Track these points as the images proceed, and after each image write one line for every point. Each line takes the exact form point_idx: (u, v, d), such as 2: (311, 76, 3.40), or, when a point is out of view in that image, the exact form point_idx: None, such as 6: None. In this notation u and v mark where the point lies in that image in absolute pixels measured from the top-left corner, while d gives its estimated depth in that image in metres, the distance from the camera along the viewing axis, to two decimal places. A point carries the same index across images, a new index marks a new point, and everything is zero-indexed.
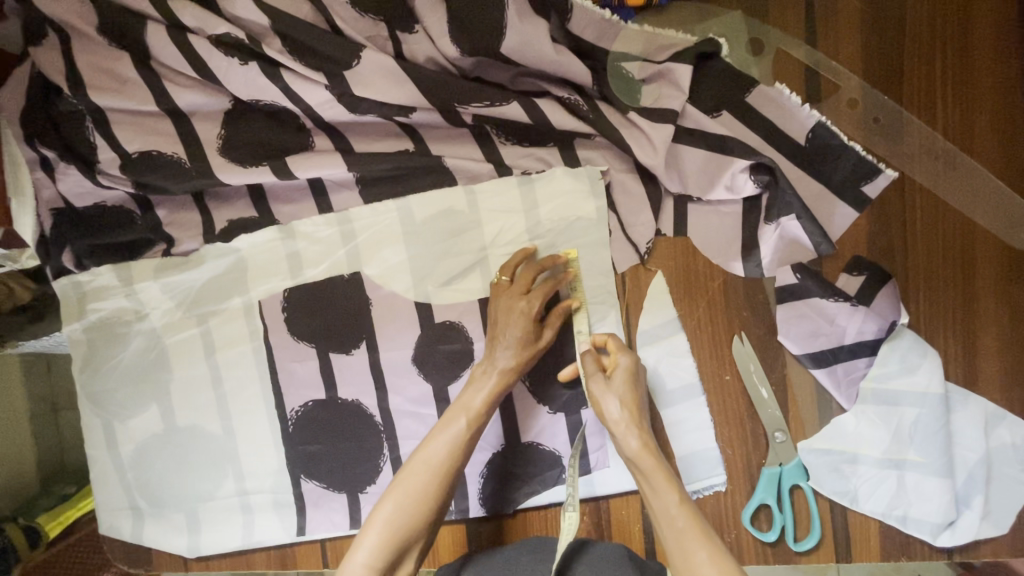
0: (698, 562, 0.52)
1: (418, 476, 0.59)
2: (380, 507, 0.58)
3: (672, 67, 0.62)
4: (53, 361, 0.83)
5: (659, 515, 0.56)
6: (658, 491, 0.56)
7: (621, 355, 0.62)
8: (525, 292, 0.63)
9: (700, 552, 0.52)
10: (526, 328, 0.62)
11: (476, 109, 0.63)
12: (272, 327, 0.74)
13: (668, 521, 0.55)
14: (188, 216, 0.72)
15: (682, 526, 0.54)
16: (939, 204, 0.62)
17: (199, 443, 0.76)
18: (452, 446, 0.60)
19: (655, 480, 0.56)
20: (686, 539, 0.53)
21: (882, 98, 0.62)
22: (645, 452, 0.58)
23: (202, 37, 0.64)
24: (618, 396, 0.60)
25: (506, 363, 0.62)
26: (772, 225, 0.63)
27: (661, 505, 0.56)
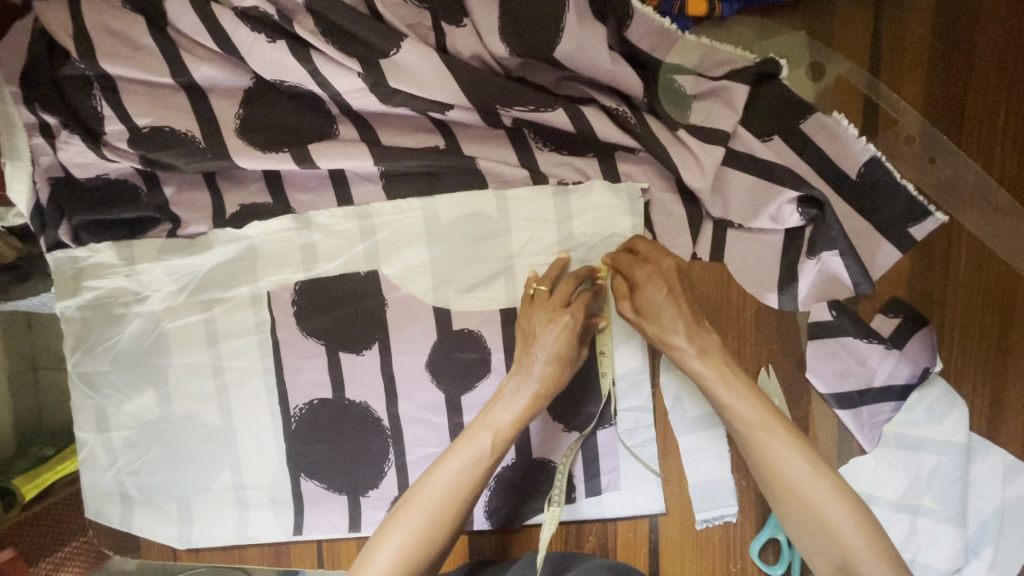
0: (777, 455, 0.56)
1: (432, 502, 0.59)
2: (392, 529, 0.58)
3: (727, 86, 0.59)
4: (34, 318, 0.78)
5: (729, 412, 0.58)
6: (720, 388, 0.58)
7: (661, 259, 0.60)
8: (567, 302, 0.61)
9: (779, 442, 0.56)
10: (569, 341, 0.61)
11: (518, 113, 0.59)
12: (280, 320, 0.70)
13: (738, 417, 0.58)
14: (197, 197, 0.68)
15: (754, 420, 0.57)
16: (986, 253, 0.61)
17: (195, 434, 0.73)
18: (479, 466, 0.60)
19: (715, 380, 0.59)
20: (760, 431, 0.57)
21: (940, 137, 0.59)
22: (702, 356, 0.59)
23: (228, 9, 0.59)
24: (665, 297, 0.59)
25: (542, 377, 0.61)
26: (814, 260, 0.60)
27: (729, 402, 0.58)
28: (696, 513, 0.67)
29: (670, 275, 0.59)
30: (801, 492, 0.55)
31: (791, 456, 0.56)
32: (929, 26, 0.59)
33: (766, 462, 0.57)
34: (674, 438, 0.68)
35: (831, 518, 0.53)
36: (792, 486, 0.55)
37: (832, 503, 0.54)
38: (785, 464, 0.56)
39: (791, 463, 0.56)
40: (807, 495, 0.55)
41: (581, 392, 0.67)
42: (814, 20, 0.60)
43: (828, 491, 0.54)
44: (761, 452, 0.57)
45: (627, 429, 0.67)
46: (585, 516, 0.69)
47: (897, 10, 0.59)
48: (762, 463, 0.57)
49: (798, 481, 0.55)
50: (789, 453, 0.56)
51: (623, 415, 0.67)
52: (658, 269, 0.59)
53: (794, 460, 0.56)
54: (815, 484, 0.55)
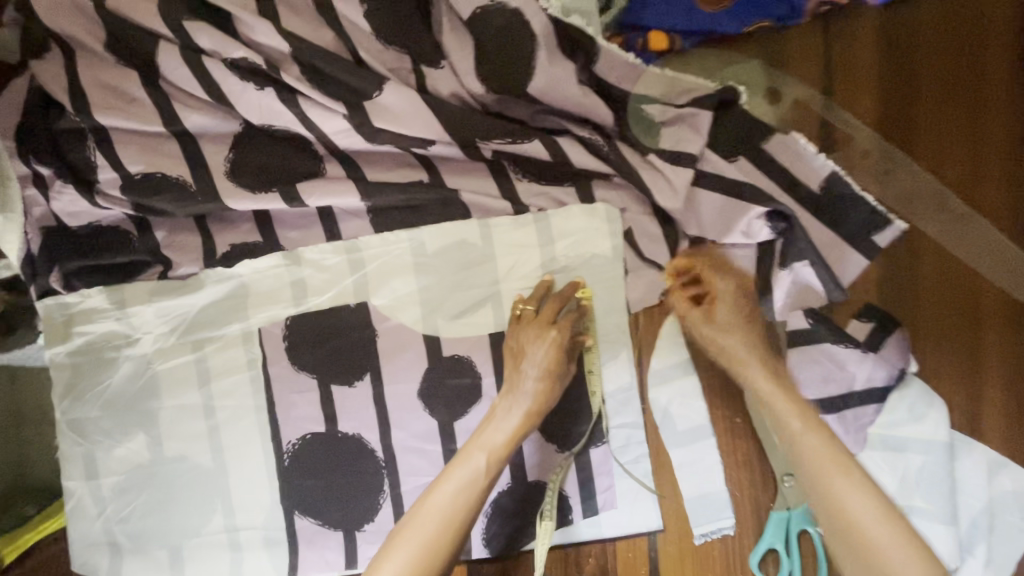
0: (843, 489, 0.56)
1: (431, 524, 0.58)
2: (390, 552, 0.58)
3: (695, 113, 0.62)
4: (19, 371, 0.77)
5: (794, 446, 0.59)
6: (792, 424, 0.59)
7: (722, 275, 0.64)
8: (554, 320, 0.64)
9: (845, 482, 0.56)
10: (558, 356, 0.63)
11: (497, 145, 0.62)
12: (272, 356, 0.71)
13: (808, 456, 0.58)
14: (188, 240, 0.70)
15: (821, 456, 0.58)
16: (948, 258, 0.63)
17: (187, 476, 0.73)
18: (472, 489, 0.60)
19: (777, 399, 0.61)
20: (829, 469, 0.57)
21: (894, 151, 0.63)
22: (760, 365, 0.62)
23: (217, 59, 0.61)
24: (726, 313, 0.63)
25: (534, 394, 0.62)
26: (786, 271, 0.64)
27: (801, 438, 0.59)
28: (692, 528, 0.67)
29: (742, 291, 0.63)
30: (861, 525, 0.55)
31: (859, 498, 0.56)
32: (875, 52, 0.63)
33: (830, 498, 0.56)
34: (668, 453, 0.68)
35: (891, 552, 0.53)
36: (858, 529, 0.55)
37: (894, 545, 0.54)
38: (851, 501, 0.56)
39: (854, 496, 0.56)
40: (868, 534, 0.54)
41: (573, 411, 0.68)
42: (768, 50, 0.64)
43: (890, 531, 0.54)
44: (826, 490, 0.57)
45: (619, 447, 0.68)
46: (584, 537, 0.69)
47: (844, 39, 0.64)
48: (823, 497, 0.57)
49: (863, 517, 0.55)
50: (856, 494, 0.56)
51: (615, 432, 0.68)
52: (727, 287, 0.63)
53: (861, 503, 0.56)
54: (874, 519, 0.55)
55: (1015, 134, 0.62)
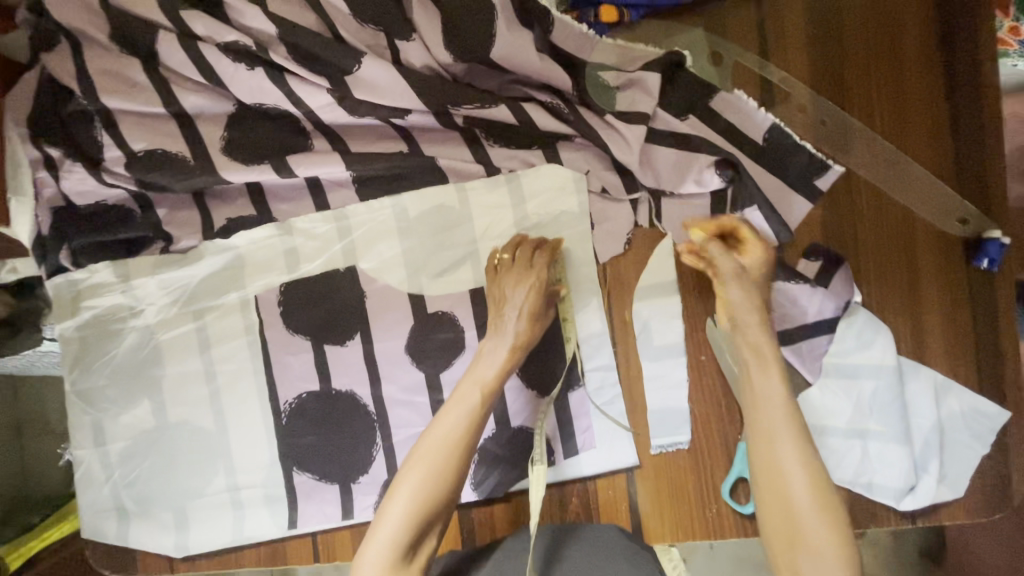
0: (785, 456, 0.57)
1: (438, 451, 0.62)
2: (403, 476, 0.61)
3: (644, 76, 0.68)
4: (22, 384, 0.91)
5: (755, 403, 0.60)
6: (755, 378, 0.60)
7: (754, 245, 0.64)
8: (530, 266, 0.68)
9: (788, 450, 0.57)
10: (536, 299, 0.67)
11: (468, 110, 0.69)
12: (268, 321, 0.76)
13: (761, 418, 0.59)
14: (188, 217, 0.75)
15: (775, 422, 0.58)
16: (883, 197, 0.70)
17: (190, 440, 0.77)
18: (463, 431, 0.63)
19: (753, 363, 0.61)
20: (774, 434, 0.58)
21: (827, 103, 0.70)
22: (759, 329, 0.61)
23: (211, 44, 0.68)
24: (741, 281, 0.62)
25: (518, 333, 0.67)
26: (738, 215, 0.69)
27: (761, 397, 0.59)
28: (651, 440, 0.72)
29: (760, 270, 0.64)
30: (790, 500, 0.55)
31: (796, 467, 0.56)
32: (804, 17, 0.70)
33: (767, 461, 0.57)
34: (641, 394, 0.73)
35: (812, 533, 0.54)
36: (783, 493, 0.56)
37: (812, 517, 0.54)
38: (787, 469, 0.56)
39: (791, 463, 0.56)
40: (792, 502, 0.55)
41: (550, 357, 0.73)
42: (709, 20, 0.71)
43: (812, 505, 0.55)
44: (766, 451, 0.58)
45: (594, 389, 0.73)
46: (566, 477, 0.73)
47: (776, 7, 0.71)
48: (763, 459, 0.58)
49: (794, 485, 0.56)
50: (794, 461, 0.56)
51: (590, 375, 0.73)
52: (750, 262, 0.64)
53: (798, 472, 0.56)
54: (806, 500, 0.55)
55: (934, 83, 0.69)
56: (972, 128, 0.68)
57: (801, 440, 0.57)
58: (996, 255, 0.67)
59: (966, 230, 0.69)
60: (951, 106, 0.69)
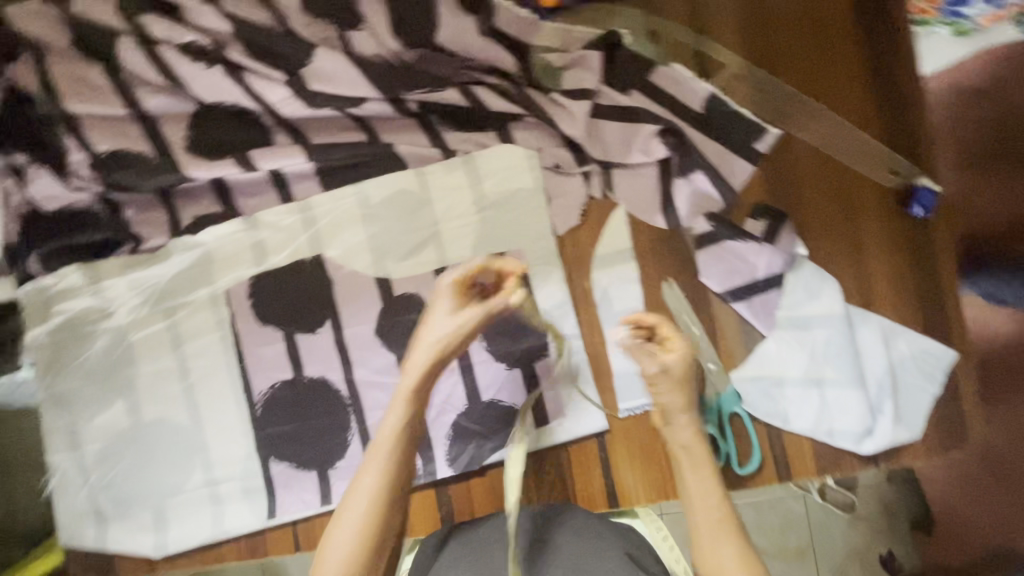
0: (724, 557, 0.59)
1: (381, 450, 0.59)
2: (360, 476, 0.59)
3: (585, 54, 0.73)
4: None
5: (690, 494, 0.62)
6: (690, 476, 0.63)
7: (675, 342, 0.64)
8: (463, 282, 0.61)
9: (725, 547, 0.59)
10: (462, 302, 0.61)
11: (420, 95, 0.73)
12: (238, 314, 0.78)
13: (699, 507, 0.62)
14: (155, 216, 0.77)
15: (710, 518, 0.60)
16: (819, 156, 0.74)
17: (165, 437, 0.78)
18: (388, 462, 0.59)
19: (688, 466, 0.63)
20: (711, 526, 0.60)
21: (759, 71, 0.74)
22: (694, 437, 0.64)
23: (170, 46, 0.71)
24: (671, 376, 0.64)
25: (444, 342, 0.59)
26: (684, 179, 0.73)
27: (689, 484, 0.63)
28: (619, 403, 0.74)
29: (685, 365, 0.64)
30: (692, 514, 0.62)
31: (729, 556, 0.59)
32: None
33: (704, 556, 0.60)
34: (606, 359, 0.75)
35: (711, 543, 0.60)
36: (714, 571, 0.59)
37: None
38: (722, 559, 0.59)
39: (729, 559, 0.59)
40: None
41: (515, 329, 0.75)
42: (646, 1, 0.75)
43: None
44: (701, 548, 0.60)
45: (561, 359, 0.75)
46: (539, 446, 0.75)
47: None
48: (704, 557, 0.60)
49: (728, 570, 0.58)
50: (726, 550, 0.59)
51: (556, 345, 0.75)
52: (677, 357, 0.64)
53: (731, 560, 0.59)
54: (705, 513, 0.61)
55: (857, 47, 0.74)
56: (892, 86, 0.73)
57: (701, 463, 0.63)
58: (928, 202, 0.71)
59: (897, 182, 0.73)
60: (873, 67, 0.73)
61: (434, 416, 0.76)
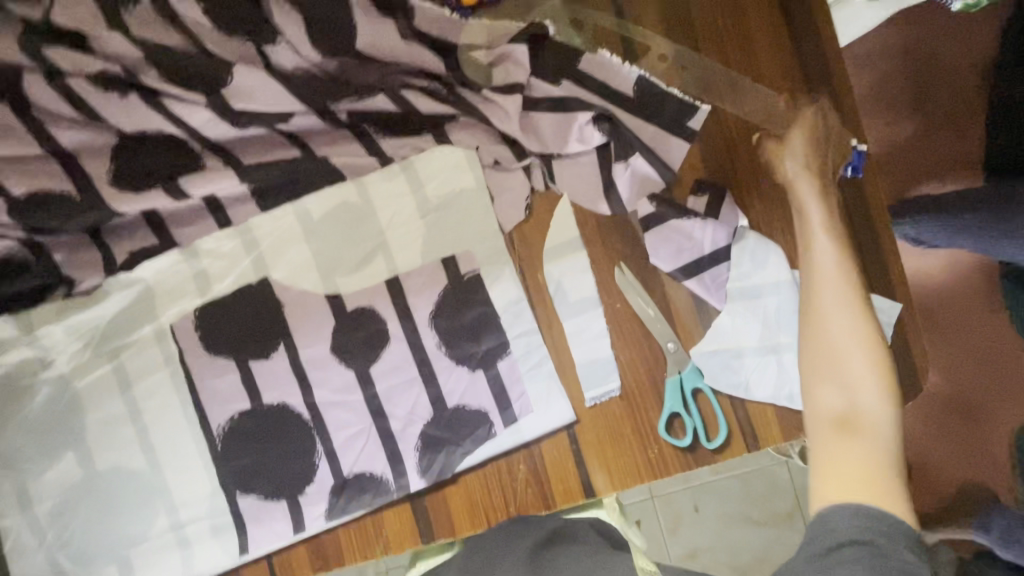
0: (840, 323, 0.60)
1: None
2: None
3: (512, 49, 0.72)
4: None
5: (829, 267, 0.65)
6: (814, 242, 0.67)
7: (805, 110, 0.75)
8: None
9: (841, 314, 0.61)
10: None
11: (348, 104, 0.71)
12: (186, 348, 0.75)
13: (824, 270, 0.65)
14: (87, 255, 0.74)
15: (837, 280, 0.63)
16: (751, 127, 0.75)
17: (123, 484, 0.74)
18: None
19: (817, 230, 0.67)
20: (835, 297, 0.62)
21: (683, 49, 0.75)
22: (803, 172, 0.70)
23: (80, 78, 0.68)
24: (799, 144, 0.72)
25: None
26: (624, 164, 0.73)
27: (820, 258, 0.66)
28: (584, 393, 0.74)
29: (812, 132, 0.74)
30: (833, 343, 0.60)
31: (851, 322, 0.60)
32: None
33: (819, 319, 0.62)
34: (567, 351, 0.75)
35: (856, 375, 0.58)
36: (831, 351, 0.60)
37: (864, 371, 0.58)
38: (836, 324, 0.61)
39: (845, 327, 0.60)
40: (846, 362, 0.59)
41: (474, 332, 0.74)
42: None
43: (867, 362, 0.58)
44: (816, 310, 0.62)
45: (522, 355, 0.75)
46: (510, 445, 0.74)
47: None
48: (814, 320, 0.62)
49: (842, 345, 0.59)
50: (844, 316, 0.61)
51: (516, 342, 0.75)
52: (802, 126, 0.74)
53: (849, 323, 0.60)
54: (852, 345, 0.59)
55: (775, 17, 0.75)
56: (811, 50, 0.75)
57: (857, 295, 0.62)
58: (857, 163, 0.74)
59: (829, 144, 0.74)
60: (791, 33, 0.75)
61: (401, 429, 0.74)
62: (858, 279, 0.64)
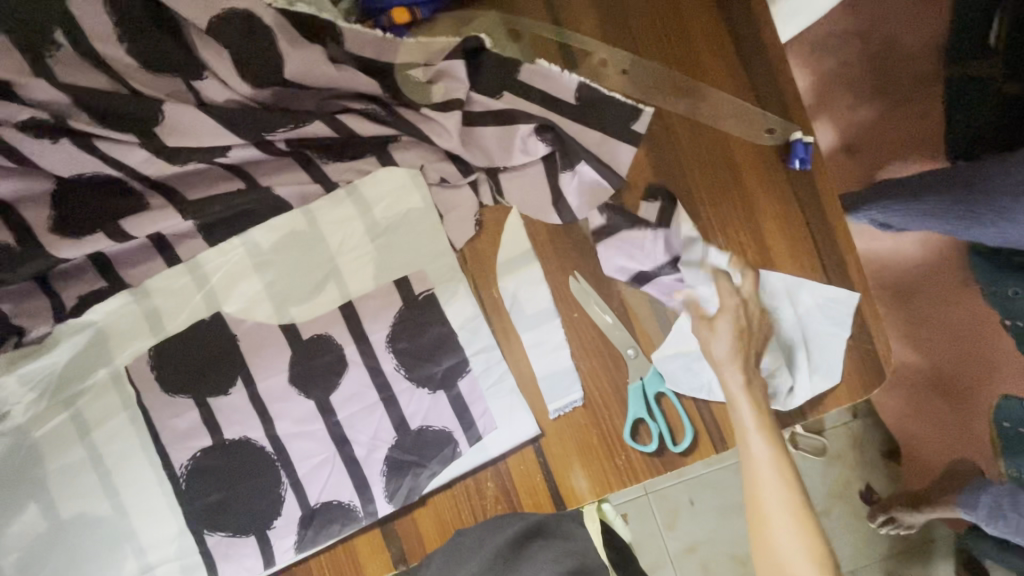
0: (767, 481, 0.65)
1: None
2: None
3: (449, 64, 0.71)
4: None
5: (746, 433, 0.66)
6: (750, 441, 0.66)
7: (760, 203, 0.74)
8: None
9: (768, 474, 0.65)
10: None
11: (286, 133, 0.70)
12: (144, 390, 0.74)
13: (757, 470, 0.66)
14: (35, 303, 0.73)
15: (762, 453, 0.66)
16: (697, 126, 0.74)
17: (89, 532, 0.74)
18: None
19: (758, 438, 0.66)
20: (757, 460, 0.66)
21: (623, 53, 0.75)
22: (743, 383, 0.66)
23: (9, 126, 0.66)
24: (749, 281, 0.71)
25: None
26: (570, 173, 0.73)
27: (754, 453, 0.66)
28: (547, 406, 0.73)
29: (764, 257, 0.74)
30: (763, 500, 0.65)
31: (777, 492, 0.65)
32: None
33: (751, 481, 0.66)
34: (528, 364, 0.74)
35: (770, 506, 0.65)
36: (760, 520, 0.66)
37: (782, 523, 0.65)
38: (766, 497, 0.65)
39: (772, 486, 0.65)
40: (766, 512, 0.65)
41: (432, 352, 0.74)
42: None
43: (784, 506, 0.65)
44: (748, 470, 0.66)
45: (482, 372, 0.74)
46: (476, 463, 0.74)
47: None
48: (750, 481, 0.66)
49: (767, 497, 0.65)
50: (773, 492, 0.65)
51: (475, 360, 0.74)
52: (739, 309, 0.69)
53: (770, 475, 0.65)
54: (775, 497, 0.65)
55: (714, 13, 0.74)
56: (752, 45, 0.74)
57: (786, 471, 0.65)
58: (804, 154, 0.72)
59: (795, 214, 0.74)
60: (729, 31, 0.75)
61: (365, 455, 0.74)
62: (788, 455, 0.66)
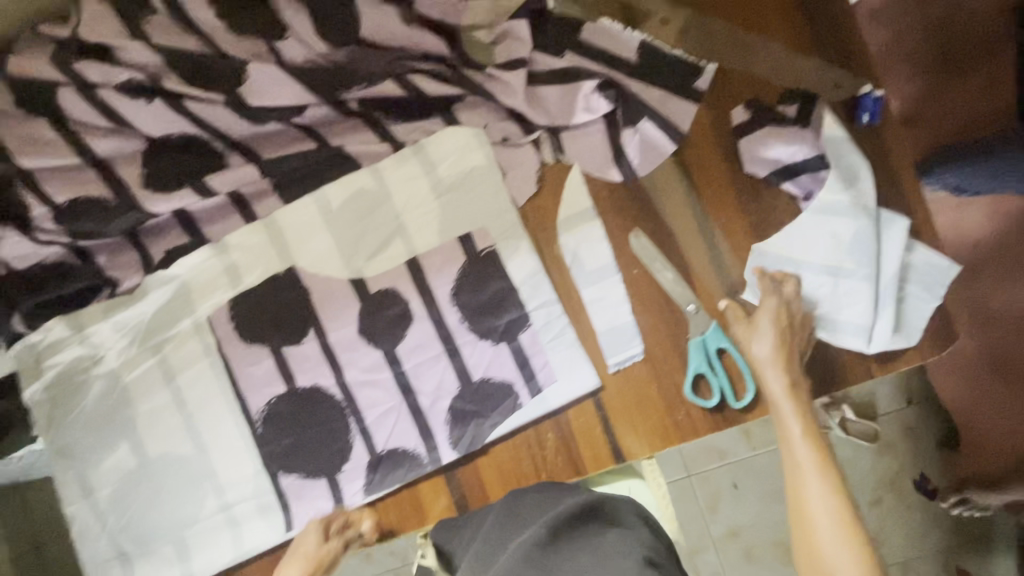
0: (811, 488, 0.61)
1: None
2: None
3: (512, 25, 0.74)
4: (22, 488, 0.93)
5: (784, 422, 0.65)
6: (788, 436, 0.64)
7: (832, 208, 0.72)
8: None
9: (812, 480, 0.61)
10: None
11: (359, 91, 0.74)
12: (223, 339, 0.78)
13: (792, 457, 0.63)
14: (126, 256, 0.79)
15: (807, 453, 0.62)
16: (761, 82, 0.74)
17: (174, 470, 0.79)
18: None
19: (796, 435, 0.64)
20: (797, 457, 0.63)
21: (685, 11, 0.75)
22: (775, 363, 0.66)
23: (110, 88, 0.72)
24: (770, 316, 0.68)
25: None
26: (632, 130, 0.74)
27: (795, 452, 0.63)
28: (606, 359, 0.75)
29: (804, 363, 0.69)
30: (805, 501, 0.61)
31: (821, 493, 0.60)
32: None
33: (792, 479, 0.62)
34: (587, 319, 0.76)
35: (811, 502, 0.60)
36: (802, 517, 0.61)
37: (826, 522, 0.59)
38: (809, 494, 0.61)
39: (817, 489, 0.61)
40: (812, 512, 0.60)
41: (495, 306, 0.76)
42: None
43: (828, 506, 0.60)
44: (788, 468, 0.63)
45: (543, 326, 0.75)
46: (537, 414, 0.76)
47: None
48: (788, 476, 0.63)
49: (814, 507, 0.60)
50: (815, 486, 0.61)
51: (536, 314, 0.76)
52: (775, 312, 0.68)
53: (812, 476, 0.61)
54: (819, 502, 0.60)
55: None
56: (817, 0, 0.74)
57: (825, 462, 0.62)
58: (873, 107, 0.72)
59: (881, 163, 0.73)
60: None
61: (430, 404, 0.77)
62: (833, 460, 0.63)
